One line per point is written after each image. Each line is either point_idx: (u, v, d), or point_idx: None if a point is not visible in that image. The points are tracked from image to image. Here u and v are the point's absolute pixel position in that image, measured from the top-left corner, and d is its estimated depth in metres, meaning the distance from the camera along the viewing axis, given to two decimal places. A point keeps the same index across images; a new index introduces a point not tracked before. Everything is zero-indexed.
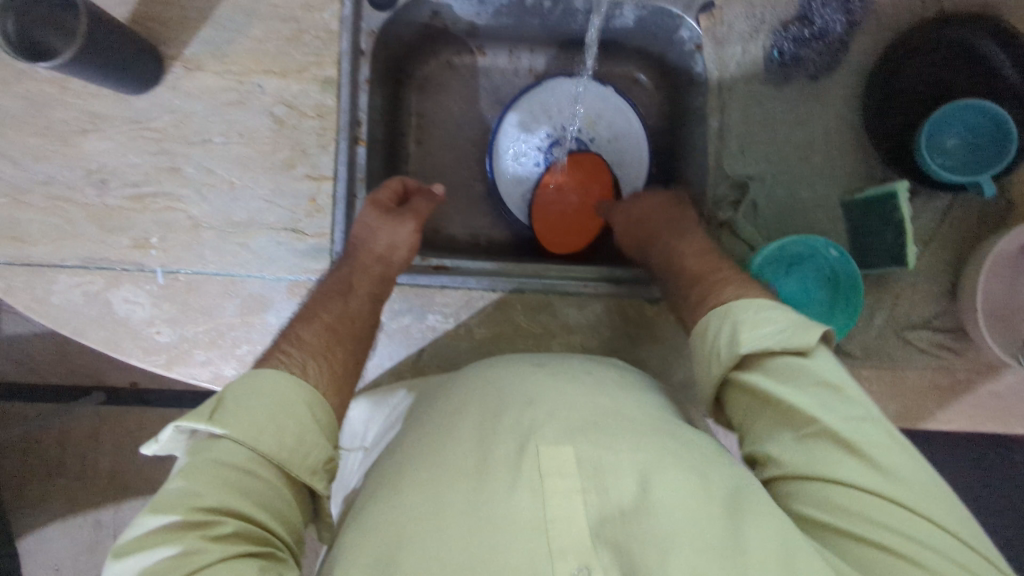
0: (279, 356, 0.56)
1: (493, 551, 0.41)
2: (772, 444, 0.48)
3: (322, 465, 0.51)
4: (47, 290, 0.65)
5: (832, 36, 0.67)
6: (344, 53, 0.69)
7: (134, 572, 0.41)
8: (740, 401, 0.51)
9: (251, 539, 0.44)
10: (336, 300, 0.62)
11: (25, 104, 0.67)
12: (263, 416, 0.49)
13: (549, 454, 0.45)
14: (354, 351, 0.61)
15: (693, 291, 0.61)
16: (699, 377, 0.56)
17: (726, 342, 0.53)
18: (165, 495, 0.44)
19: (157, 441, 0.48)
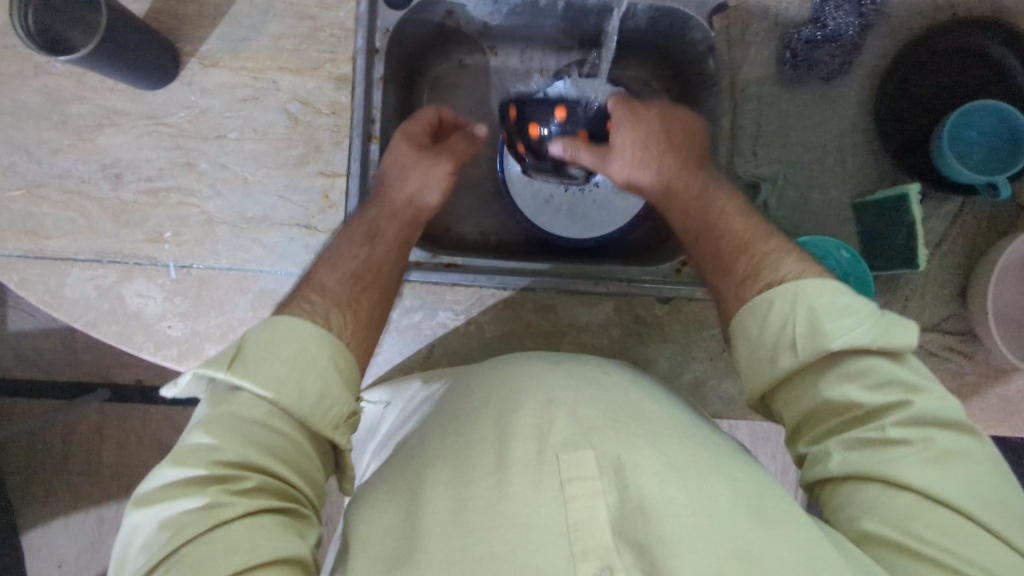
0: (302, 303, 0.55)
1: (512, 554, 0.41)
2: (828, 443, 0.47)
3: (345, 420, 0.50)
4: (60, 283, 0.66)
5: (844, 38, 0.68)
6: (360, 51, 0.70)
7: (153, 523, 0.41)
8: (798, 398, 0.49)
9: (272, 493, 0.44)
10: (363, 246, 0.62)
11: (41, 99, 0.68)
12: (287, 364, 0.48)
13: (571, 459, 0.46)
14: (379, 301, 0.60)
15: (744, 260, 0.57)
16: (753, 356, 0.52)
17: (802, 326, 0.49)
18: (186, 447, 0.44)
19: (177, 386, 0.49)
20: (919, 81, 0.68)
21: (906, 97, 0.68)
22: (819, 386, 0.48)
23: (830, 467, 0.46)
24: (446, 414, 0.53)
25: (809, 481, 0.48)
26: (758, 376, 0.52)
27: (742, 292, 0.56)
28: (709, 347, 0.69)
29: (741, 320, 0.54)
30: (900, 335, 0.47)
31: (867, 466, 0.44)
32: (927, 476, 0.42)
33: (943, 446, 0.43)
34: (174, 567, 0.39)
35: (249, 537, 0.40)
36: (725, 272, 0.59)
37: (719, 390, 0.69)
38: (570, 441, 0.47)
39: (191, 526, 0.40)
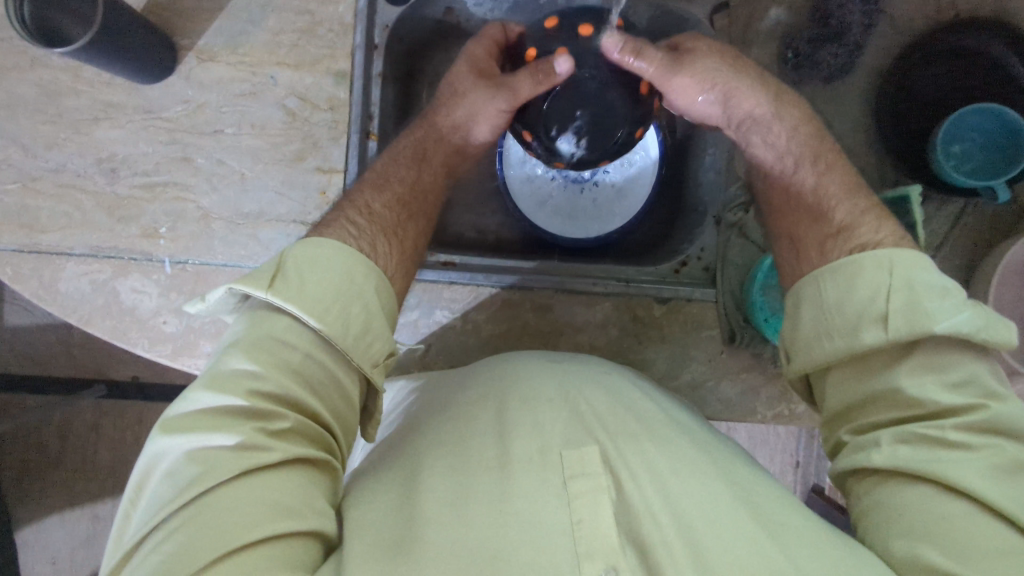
0: (348, 225, 0.56)
1: (512, 548, 0.41)
2: (877, 434, 0.46)
3: (383, 359, 0.51)
4: (55, 278, 0.65)
5: (848, 37, 0.69)
6: (358, 46, 0.70)
7: (182, 452, 0.42)
8: (858, 384, 0.49)
9: (305, 437, 0.45)
10: (413, 168, 0.65)
11: (37, 92, 0.67)
12: (332, 289, 0.49)
13: (575, 455, 0.46)
14: (422, 227, 0.63)
15: (839, 215, 0.56)
16: (822, 325, 0.51)
17: (900, 301, 0.47)
18: (223, 373, 0.44)
19: (207, 301, 0.50)
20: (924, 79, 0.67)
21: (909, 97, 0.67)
22: (895, 373, 0.47)
23: (873, 459, 0.45)
24: (441, 409, 0.52)
25: (845, 471, 0.48)
26: (811, 353, 0.51)
27: (828, 249, 0.54)
28: (708, 348, 0.68)
29: (816, 281, 0.53)
30: (1000, 332, 0.46)
31: (917, 463, 0.43)
32: (984, 483, 0.41)
33: (1009, 457, 0.42)
34: (202, 508, 0.39)
35: (279, 487, 0.41)
36: (815, 225, 0.57)
37: (718, 391, 0.68)
38: (572, 439, 0.47)
39: (225, 463, 0.41)
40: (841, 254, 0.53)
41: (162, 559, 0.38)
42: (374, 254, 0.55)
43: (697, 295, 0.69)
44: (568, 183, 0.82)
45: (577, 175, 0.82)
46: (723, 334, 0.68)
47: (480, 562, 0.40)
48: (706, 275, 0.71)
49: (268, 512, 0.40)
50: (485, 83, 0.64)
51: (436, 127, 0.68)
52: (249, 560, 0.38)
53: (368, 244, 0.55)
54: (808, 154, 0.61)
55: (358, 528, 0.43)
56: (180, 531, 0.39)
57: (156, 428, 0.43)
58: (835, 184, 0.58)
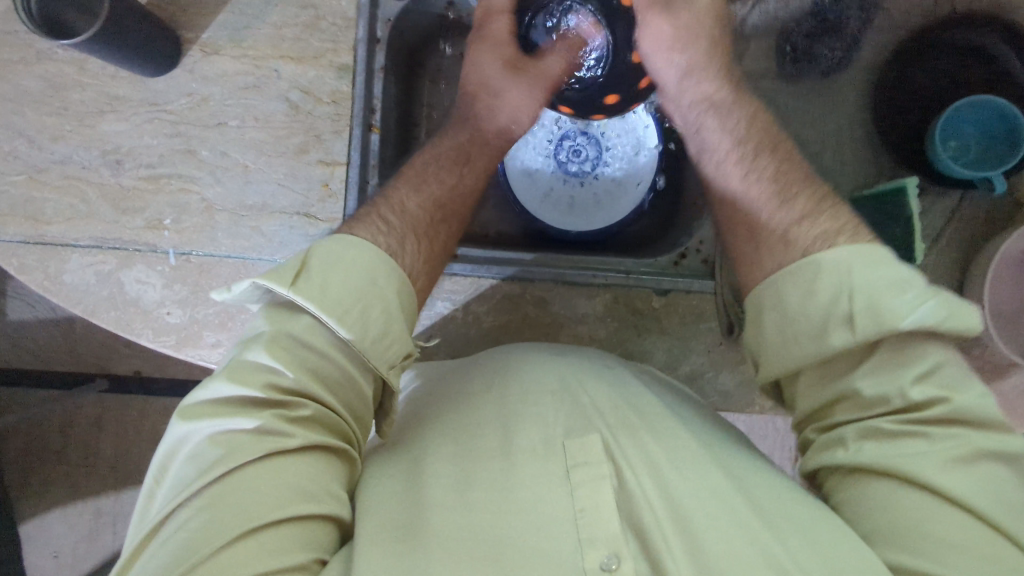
0: (379, 223, 0.55)
1: (515, 535, 0.42)
2: (843, 433, 0.46)
3: (400, 361, 0.49)
4: (60, 269, 0.66)
5: (846, 31, 0.70)
6: (360, 41, 0.70)
7: (207, 436, 0.42)
8: (821, 386, 0.49)
9: (325, 425, 0.45)
10: (450, 167, 0.64)
11: (43, 85, 0.68)
12: (355, 290, 0.48)
13: (578, 444, 0.46)
14: (455, 228, 0.62)
15: (803, 200, 0.55)
16: (788, 331, 0.50)
17: (861, 300, 0.47)
18: (244, 363, 0.45)
19: (231, 291, 0.49)
20: (920, 73, 0.68)
21: (904, 92, 0.68)
22: (854, 374, 0.47)
23: (840, 457, 0.46)
24: (446, 394, 0.53)
25: (815, 467, 0.48)
26: (776, 360, 0.51)
27: (793, 234, 0.53)
28: (706, 339, 0.69)
29: (775, 288, 0.52)
30: (965, 318, 0.46)
31: (886, 459, 0.44)
32: (948, 477, 0.42)
33: (971, 446, 0.43)
34: (226, 488, 0.40)
35: (300, 471, 0.42)
36: (780, 210, 0.55)
37: (716, 382, 0.69)
38: (574, 429, 0.47)
39: (246, 446, 0.42)
40: (812, 239, 0.52)
41: (186, 537, 0.39)
42: (400, 250, 0.54)
43: (695, 286, 0.70)
44: (568, 176, 0.82)
45: (576, 169, 0.82)
46: (722, 325, 0.69)
47: (484, 550, 0.41)
48: (705, 268, 0.72)
49: (289, 495, 0.41)
50: (488, 45, 0.69)
51: (471, 123, 0.68)
52: (272, 540, 0.39)
53: (392, 240, 0.54)
54: (762, 149, 0.59)
55: (369, 509, 0.44)
56: (205, 510, 0.40)
57: (179, 413, 0.44)
58: (796, 173, 0.57)
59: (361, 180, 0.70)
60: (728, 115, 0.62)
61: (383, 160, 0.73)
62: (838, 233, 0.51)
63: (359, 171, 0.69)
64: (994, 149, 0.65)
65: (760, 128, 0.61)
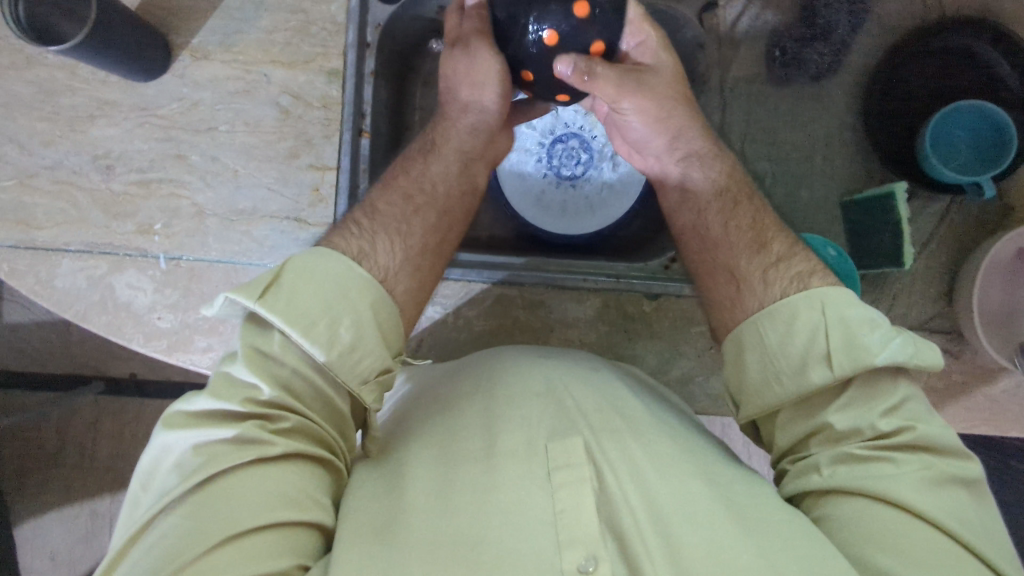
0: (352, 226, 0.56)
1: (493, 537, 0.42)
2: (817, 457, 0.48)
3: (375, 376, 0.49)
4: (51, 274, 0.66)
5: (836, 37, 0.70)
6: (350, 45, 0.70)
7: (189, 446, 0.43)
8: (799, 420, 0.50)
9: (307, 435, 0.46)
10: (420, 162, 0.63)
11: (34, 90, 0.68)
12: (320, 305, 0.47)
13: (560, 447, 0.46)
14: (432, 223, 0.59)
15: (779, 245, 0.57)
16: (768, 368, 0.51)
17: (838, 339, 0.48)
18: (225, 377, 0.45)
19: (212, 307, 0.49)
20: (909, 74, 0.68)
21: (893, 95, 0.68)
22: (828, 409, 0.48)
23: (814, 480, 0.47)
24: (434, 398, 0.53)
25: (790, 493, 0.49)
26: (756, 399, 0.52)
27: (771, 276, 0.55)
28: (696, 344, 0.69)
29: (754, 329, 0.53)
30: (928, 355, 0.48)
31: (856, 481, 0.45)
32: (916, 496, 0.43)
33: (937, 470, 0.44)
34: (207, 495, 0.41)
35: (281, 480, 0.42)
36: (754, 255, 0.57)
37: (706, 386, 0.69)
38: (556, 431, 0.48)
39: (228, 455, 0.42)
40: (786, 282, 0.54)
41: (167, 545, 0.39)
42: (372, 254, 0.54)
43: (686, 290, 0.70)
44: (560, 179, 0.82)
45: (568, 172, 0.83)
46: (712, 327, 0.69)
47: (460, 553, 0.41)
48: None
49: (271, 501, 0.41)
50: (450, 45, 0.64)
51: (445, 120, 0.65)
52: (252, 546, 0.39)
53: (362, 243, 0.54)
54: (735, 194, 0.61)
55: (351, 509, 0.44)
56: (187, 516, 0.40)
57: (158, 425, 0.44)
58: (770, 223, 0.59)
59: (351, 186, 0.70)
60: (706, 165, 0.62)
61: (373, 165, 0.74)
62: (811, 275, 0.53)
63: (347, 177, 0.69)
64: (981, 151, 0.64)
65: (734, 178, 0.62)
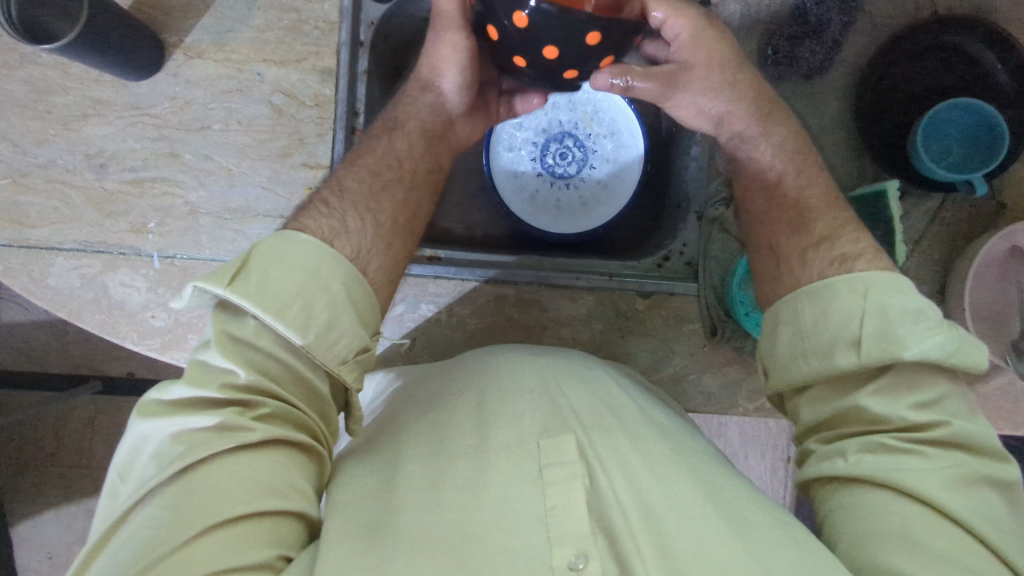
0: (320, 206, 0.54)
1: (481, 533, 0.42)
2: (842, 445, 0.48)
3: (354, 356, 0.49)
4: (44, 272, 0.66)
5: (827, 35, 0.70)
6: (344, 43, 0.71)
7: (167, 434, 0.43)
8: (829, 401, 0.50)
9: (287, 421, 0.45)
10: (383, 138, 0.61)
11: (26, 89, 0.68)
12: (295, 286, 0.47)
13: (551, 444, 0.46)
14: (400, 197, 0.58)
15: (822, 225, 0.56)
16: (800, 346, 0.52)
17: (873, 326, 0.48)
18: (200, 366, 0.45)
19: (182, 298, 0.48)
20: (902, 74, 0.69)
21: (886, 95, 0.69)
22: (859, 393, 0.48)
23: (838, 467, 0.47)
24: (427, 395, 0.53)
25: (810, 478, 0.49)
26: (785, 372, 0.52)
27: (810, 257, 0.55)
28: (690, 341, 0.69)
29: (792, 304, 0.53)
30: (972, 356, 0.48)
31: (882, 472, 0.45)
32: (941, 492, 0.43)
33: (965, 468, 0.44)
34: (190, 483, 0.41)
35: (262, 468, 0.42)
36: (796, 234, 0.57)
37: (700, 383, 0.69)
38: (549, 428, 0.48)
39: (206, 443, 0.42)
40: (825, 262, 0.54)
41: (145, 534, 0.39)
42: (343, 232, 0.52)
43: (679, 289, 0.70)
44: (555, 179, 0.83)
45: (563, 171, 0.83)
46: (705, 327, 0.69)
47: (450, 548, 0.41)
48: (688, 270, 0.73)
49: (253, 490, 0.41)
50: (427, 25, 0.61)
51: (404, 97, 0.64)
52: (234, 535, 0.40)
53: (333, 222, 0.53)
54: (800, 166, 0.60)
55: (338, 506, 0.44)
56: (166, 506, 0.40)
57: (134, 413, 0.45)
58: (817, 203, 0.58)
59: None
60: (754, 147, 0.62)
61: None
62: (855, 258, 0.53)
63: None
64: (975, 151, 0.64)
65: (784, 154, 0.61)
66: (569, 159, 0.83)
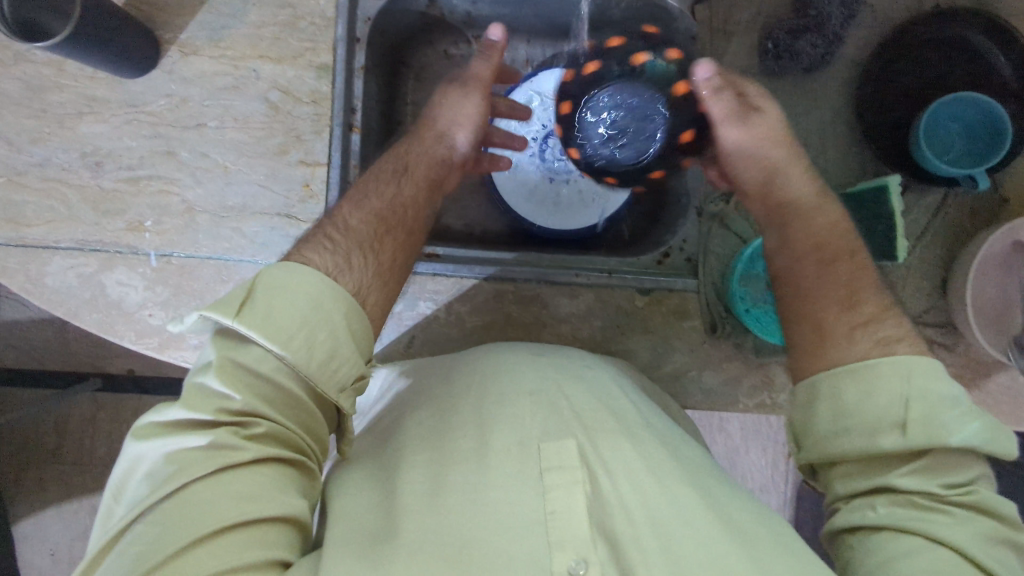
0: (325, 240, 0.53)
1: (481, 540, 0.41)
2: (874, 497, 0.49)
3: (352, 384, 0.49)
4: (41, 271, 0.66)
5: (829, 27, 0.68)
6: (339, 39, 0.69)
7: (160, 454, 0.43)
8: (861, 473, 0.50)
9: (279, 440, 0.45)
10: (390, 180, 0.60)
11: (20, 86, 0.68)
12: (300, 318, 0.47)
13: (553, 448, 0.46)
14: (402, 242, 0.57)
15: (868, 304, 0.54)
16: (839, 423, 0.51)
17: (916, 412, 0.49)
18: (197, 387, 0.45)
19: (183, 323, 0.48)
20: (907, 66, 0.67)
21: (891, 87, 0.68)
22: (892, 473, 0.49)
23: (870, 516, 0.48)
24: (427, 398, 0.53)
25: (840, 528, 0.50)
26: (821, 444, 0.52)
27: (857, 334, 0.53)
28: (690, 338, 0.69)
29: (832, 380, 0.52)
30: (1003, 444, 0.50)
31: (913, 522, 0.46)
32: (972, 546, 0.44)
33: (989, 528, 0.46)
34: (182, 500, 0.41)
35: (255, 484, 0.42)
36: (843, 312, 0.54)
37: (700, 381, 0.69)
38: (550, 432, 0.47)
39: (199, 462, 0.42)
40: (870, 343, 0.52)
41: (137, 551, 0.39)
42: (347, 270, 0.51)
43: (678, 285, 0.70)
44: (554, 174, 0.82)
45: (562, 166, 0.82)
46: (705, 324, 0.69)
47: (450, 556, 0.41)
48: (688, 266, 0.72)
49: (246, 505, 0.41)
50: (454, 84, 0.66)
51: (415, 141, 0.63)
52: (228, 546, 0.39)
53: (339, 258, 0.52)
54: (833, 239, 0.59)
55: (339, 517, 0.45)
56: (158, 523, 0.40)
57: (129, 436, 0.44)
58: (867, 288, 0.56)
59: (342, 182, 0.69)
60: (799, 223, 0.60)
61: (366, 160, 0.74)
62: (899, 341, 0.52)
63: (336, 173, 0.69)
64: (978, 143, 0.64)
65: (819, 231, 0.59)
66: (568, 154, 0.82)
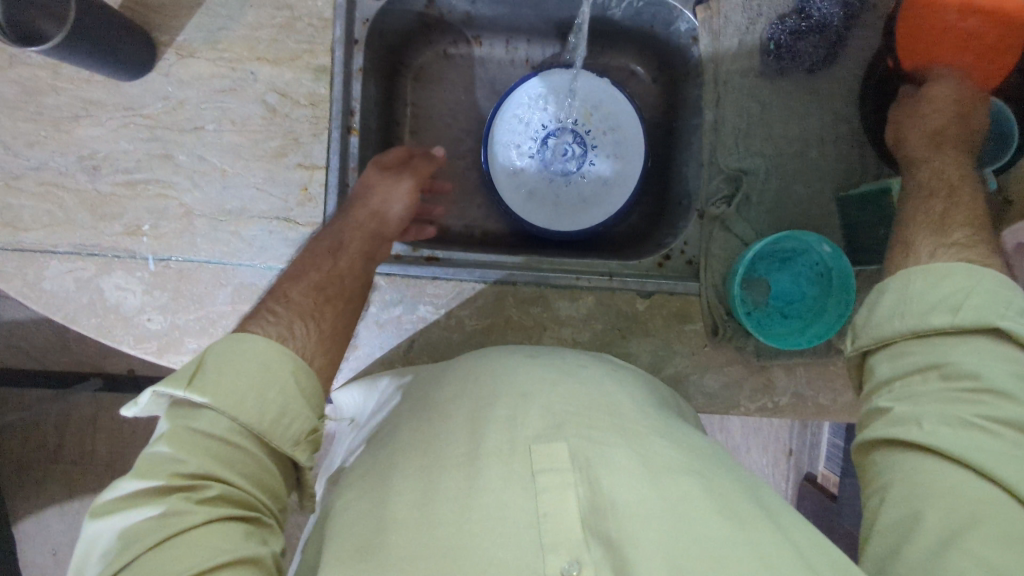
0: (266, 314, 0.54)
1: (469, 546, 0.41)
2: (921, 412, 0.44)
3: (307, 437, 0.48)
4: (39, 275, 0.65)
5: (830, 28, 0.69)
6: (338, 41, 0.69)
7: (109, 534, 0.39)
8: (909, 364, 0.48)
9: (235, 501, 0.42)
10: (325, 258, 0.62)
11: (16, 90, 0.67)
12: (248, 380, 0.46)
13: (545, 451, 0.45)
14: (339, 313, 0.59)
15: (963, 229, 0.53)
16: (900, 308, 0.49)
17: (979, 301, 0.46)
18: (148, 458, 0.42)
19: (138, 404, 0.47)
20: None
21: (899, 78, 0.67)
22: (946, 365, 0.45)
23: (912, 433, 0.43)
24: (427, 403, 0.53)
25: (874, 437, 0.46)
26: (873, 329, 0.50)
27: (939, 253, 0.52)
28: (691, 341, 0.69)
29: (905, 276, 0.50)
30: None
31: (961, 446, 0.41)
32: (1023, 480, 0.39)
33: None
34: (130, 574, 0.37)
35: (210, 544, 0.38)
36: (931, 234, 0.54)
37: (701, 384, 0.69)
38: (543, 434, 0.47)
39: (147, 534, 0.38)
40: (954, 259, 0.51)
41: None
42: (291, 337, 0.52)
43: (679, 288, 0.69)
44: (554, 175, 0.81)
45: (563, 167, 0.81)
46: (707, 326, 0.69)
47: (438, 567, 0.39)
48: (689, 268, 0.71)
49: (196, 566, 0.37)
50: (388, 171, 0.70)
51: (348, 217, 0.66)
52: None
53: (283, 328, 0.52)
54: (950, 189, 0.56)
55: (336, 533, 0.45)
56: None
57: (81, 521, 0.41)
58: (961, 217, 0.54)
59: (340, 184, 0.69)
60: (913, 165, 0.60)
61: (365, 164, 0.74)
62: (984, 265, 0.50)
63: (334, 176, 0.68)
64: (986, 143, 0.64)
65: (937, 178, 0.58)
66: (571, 153, 0.82)
